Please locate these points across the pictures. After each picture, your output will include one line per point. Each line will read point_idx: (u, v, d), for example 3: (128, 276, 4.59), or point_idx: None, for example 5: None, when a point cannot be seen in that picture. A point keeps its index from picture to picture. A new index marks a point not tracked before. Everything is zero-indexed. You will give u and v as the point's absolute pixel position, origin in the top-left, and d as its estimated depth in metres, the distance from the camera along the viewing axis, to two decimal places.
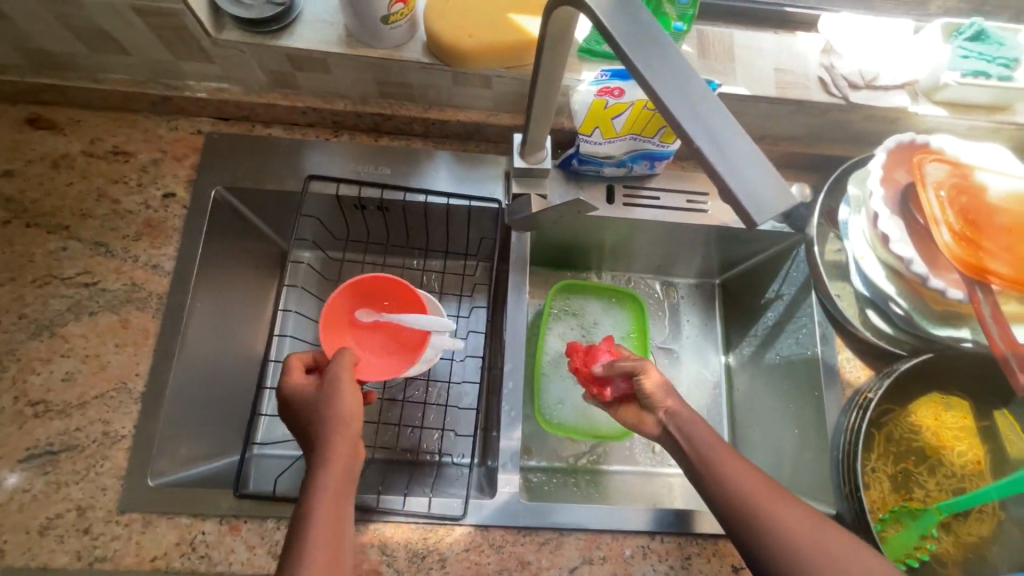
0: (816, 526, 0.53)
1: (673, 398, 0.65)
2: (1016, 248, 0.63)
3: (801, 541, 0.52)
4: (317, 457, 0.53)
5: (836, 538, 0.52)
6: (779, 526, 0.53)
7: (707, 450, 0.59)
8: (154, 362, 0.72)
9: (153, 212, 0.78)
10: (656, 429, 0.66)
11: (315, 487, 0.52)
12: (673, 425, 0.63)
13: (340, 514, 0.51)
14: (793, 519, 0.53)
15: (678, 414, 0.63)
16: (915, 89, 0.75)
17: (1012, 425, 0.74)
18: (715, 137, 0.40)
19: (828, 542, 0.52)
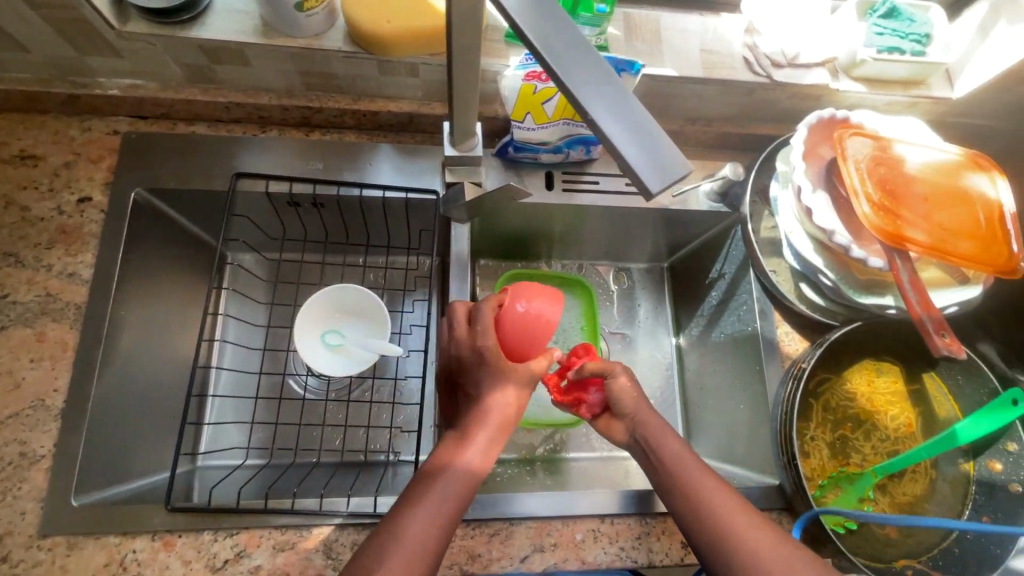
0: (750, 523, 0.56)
1: (640, 405, 0.67)
2: (931, 216, 0.66)
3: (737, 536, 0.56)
4: (436, 472, 0.57)
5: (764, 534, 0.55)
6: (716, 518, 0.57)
7: (669, 456, 0.62)
8: (74, 377, 0.68)
9: (67, 218, 0.73)
10: (623, 437, 0.67)
11: (424, 501, 0.55)
12: (641, 436, 0.65)
13: (438, 536, 0.54)
14: (727, 510, 0.57)
15: (645, 415, 0.66)
16: (835, 66, 0.77)
17: (940, 387, 0.77)
18: (615, 109, 0.39)
19: (759, 539, 0.55)
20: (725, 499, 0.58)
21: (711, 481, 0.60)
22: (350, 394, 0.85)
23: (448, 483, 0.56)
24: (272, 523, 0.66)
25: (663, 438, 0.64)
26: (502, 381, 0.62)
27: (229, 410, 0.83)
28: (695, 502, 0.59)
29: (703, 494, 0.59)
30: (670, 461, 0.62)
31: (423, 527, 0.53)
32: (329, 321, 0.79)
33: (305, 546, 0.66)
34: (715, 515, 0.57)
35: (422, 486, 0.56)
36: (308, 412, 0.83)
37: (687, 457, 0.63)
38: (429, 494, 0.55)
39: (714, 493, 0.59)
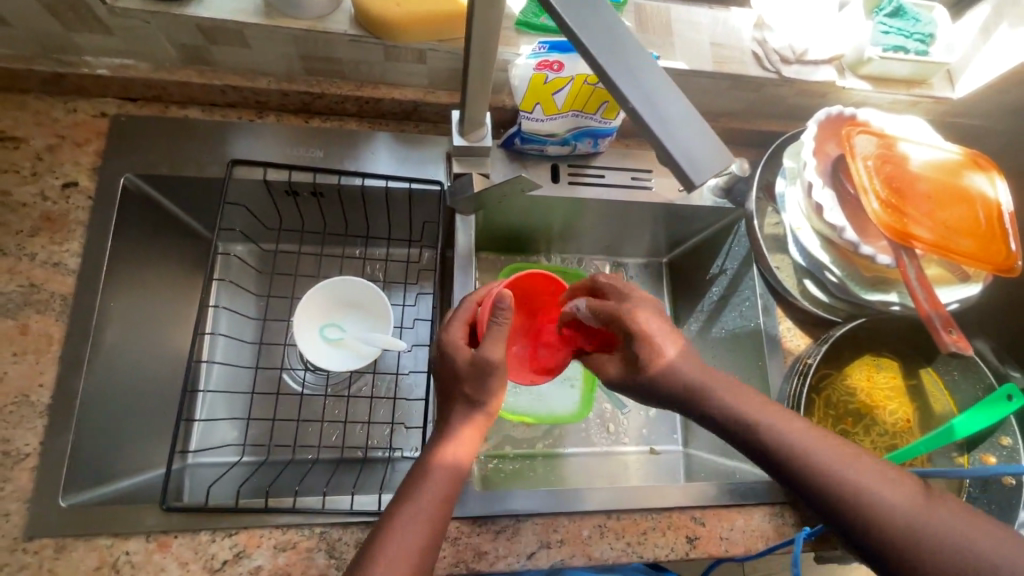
0: (894, 495, 0.50)
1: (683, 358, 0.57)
2: (936, 214, 0.67)
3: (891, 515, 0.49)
4: (424, 470, 0.56)
5: (911, 499, 0.50)
6: (860, 499, 0.50)
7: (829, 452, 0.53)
8: (60, 372, 0.65)
9: (52, 205, 0.69)
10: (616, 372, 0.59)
11: (404, 505, 0.53)
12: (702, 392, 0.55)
13: (426, 542, 0.52)
14: (863, 479, 0.51)
15: (742, 407, 0.55)
16: (842, 64, 0.78)
17: (936, 382, 0.79)
18: (653, 98, 0.38)
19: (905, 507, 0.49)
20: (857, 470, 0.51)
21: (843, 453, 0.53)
22: (349, 389, 0.83)
23: (430, 485, 0.54)
24: (273, 523, 0.64)
25: (785, 428, 0.54)
26: (489, 372, 0.56)
27: (222, 406, 0.80)
28: (836, 487, 0.51)
29: (840, 471, 0.51)
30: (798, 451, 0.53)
31: (407, 533, 0.52)
32: (328, 315, 0.77)
33: (308, 546, 0.64)
34: (858, 493, 0.50)
35: (407, 489, 0.55)
36: (305, 408, 0.81)
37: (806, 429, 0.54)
38: (410, 498, 0.54)
39: (840, 460, 0.52)
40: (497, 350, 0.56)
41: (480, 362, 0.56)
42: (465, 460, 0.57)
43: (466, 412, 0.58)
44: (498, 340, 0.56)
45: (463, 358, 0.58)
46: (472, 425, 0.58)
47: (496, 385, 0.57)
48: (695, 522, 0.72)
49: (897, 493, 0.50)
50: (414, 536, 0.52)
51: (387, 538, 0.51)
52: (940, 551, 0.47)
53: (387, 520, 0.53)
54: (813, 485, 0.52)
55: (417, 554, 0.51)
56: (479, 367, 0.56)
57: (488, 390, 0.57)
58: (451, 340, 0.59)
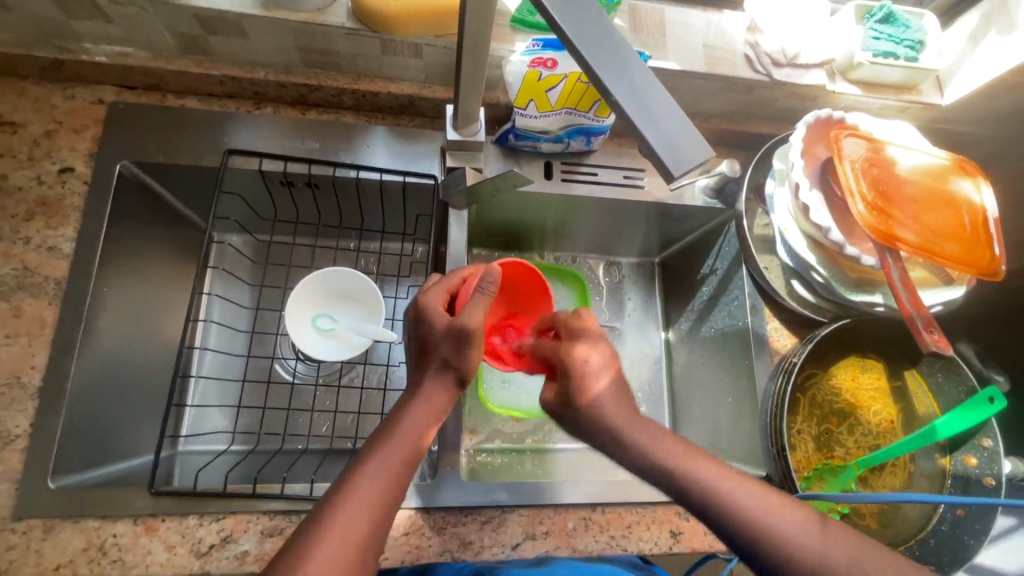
0: (811, 530, 0.49)
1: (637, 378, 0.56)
2: (921, 217, 0.68)
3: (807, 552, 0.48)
4: (388, 432, 0.54)
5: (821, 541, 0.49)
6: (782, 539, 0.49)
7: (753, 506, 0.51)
8: (52, 355, 0.65)
9: (48, 189, 0.70)
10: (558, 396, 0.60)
11: (366, 463, 0.52)
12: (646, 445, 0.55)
13: (382, 502, 0.50)
14: (786, 517, 0.50)
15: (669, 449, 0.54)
16: (832, 68, 0.79)
17: (921, 384, 0.79)
18: (636, 91, 0.39)
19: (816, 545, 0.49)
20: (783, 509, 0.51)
21: (767, 496, 0.52)
22: (340, 380, 0.84)
23: (393, 446, 0.53)
24: (261, 508, 0.65)
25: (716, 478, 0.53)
26: (470, 340, 0.57)
27: (213, 393, 0.81)
28: (760, 530, 0.50)
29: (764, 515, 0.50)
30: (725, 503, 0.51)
31: (367, 488, 0.50)
32: (320, 306, 0.78)
33: (294, 531, 0.65)
34: (776, 534, 0.49)
35: (372, 448, 0.53)
36: (296, 398, 0.81)
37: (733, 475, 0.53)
38: (375, 455, 0.52)
39: (760, 497, 0.51)
40: (477, 318, 0.57)
41: (459, 325, 0.57)
42: (432, 426, 0.56)
43: (441, 377, 0.57)
44: (477, 310, 0.57)
45: (442, 324, 0.58)
46: (446, 392, 0.57)
47: (473, 355, 0.57)
48: (680, 517, 0.73)
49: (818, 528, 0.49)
50: (376, 489, 0.50)
51: (347, 493, 0.50)
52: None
53: (350, 473, 0.51)
54: (737, 535, 0.51)
55: (375, 509, 0.50)
56: (455, 333, 0.57)
57: (467, 360, 0.58)
58: (430, 306, 0.60)
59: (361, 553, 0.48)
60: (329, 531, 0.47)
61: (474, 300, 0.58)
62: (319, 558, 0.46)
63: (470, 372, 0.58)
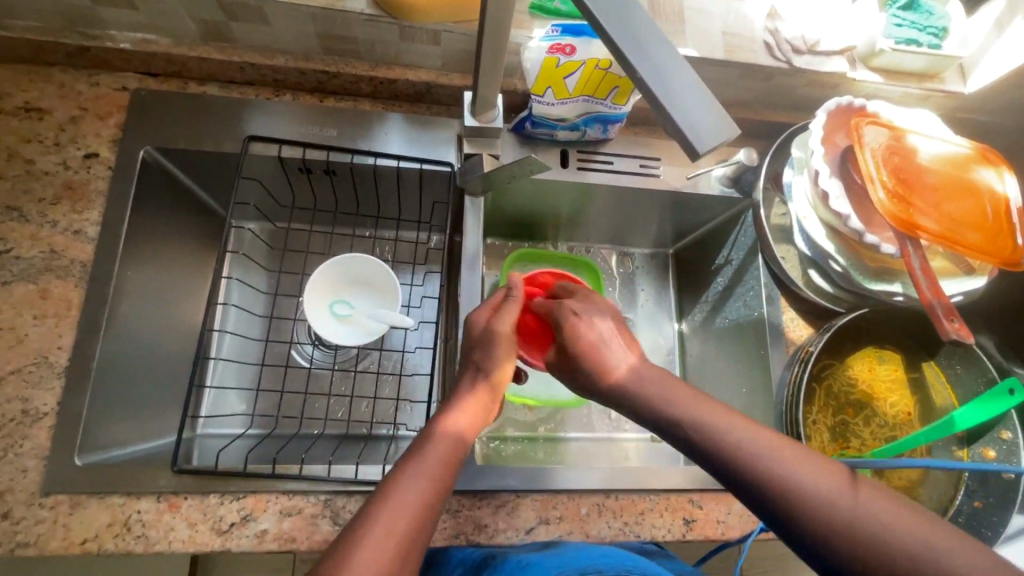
0: (840, 486, 0.47)
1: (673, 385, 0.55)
2: (942, 205, 0.67)
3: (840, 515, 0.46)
4: (429, 433, 0.55)
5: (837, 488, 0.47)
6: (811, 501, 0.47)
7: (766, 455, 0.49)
8: (78, 336, 0.67)
9: (74, 174, 0.71)
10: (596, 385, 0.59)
11: (409, 464, 0.52)
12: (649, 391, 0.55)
13: (428, 502, 0.51)
14: (819, 479, 0.48)
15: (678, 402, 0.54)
16: (853, 56, 0.78)
17: (939, 376, 0.79)
18: (660, 68, 0.39)
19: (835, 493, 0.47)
20: (817, 471, 0.48)
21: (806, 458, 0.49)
22: (356, 365, 0.85)
23: (432, 449, 0.54)
24: (280, 488, 0.66)
25: (748, 439, 0.50)
26: (496, 340, 0.61)
27: (232, 377, 0.82)
28: (773, 475, 0.48)
29: (798, 479, 0.48)
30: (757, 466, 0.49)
31: (410, 489, 0.50)
32: (338, 291, 0.79)
33: (312, 512, 0.66)
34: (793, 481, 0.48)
35: (413, 450, 0.54)
36: (313, 382, 0.83)
37: (768, 438, 0.50)
38: (417, 455, 0.53)
39: (770, 445, 0.50)
40: (506, 321, 0.63)
41: (493, 331, 0.62)
42: (469, 428, 0.57)
43: (476, 383, 0.60)
44: (509, 312, 0.63)
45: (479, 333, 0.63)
46: (481, 397, 0.59)
47: (506, 359, 0.61)
48: (693, 505, 0.73)
49: (852, 490, 0.47)
50: (419, 489, 0.51)
51: (392, 494, 0.50)
52: (875, 548, 0.44)
53: (395, 473, 0.52)
54: (752, 485, 0.49)
55: (420, 509, 0.50)
56: (488, 334, 0.62)
57: (499, 367, 0.61)
58: (472, 317, 0.64)
59: (405, 553, 0.47)
60: (375, 530, 0.47)
61: (508, 305, 0.64)
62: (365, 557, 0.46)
63: (499, 375, 0.61)
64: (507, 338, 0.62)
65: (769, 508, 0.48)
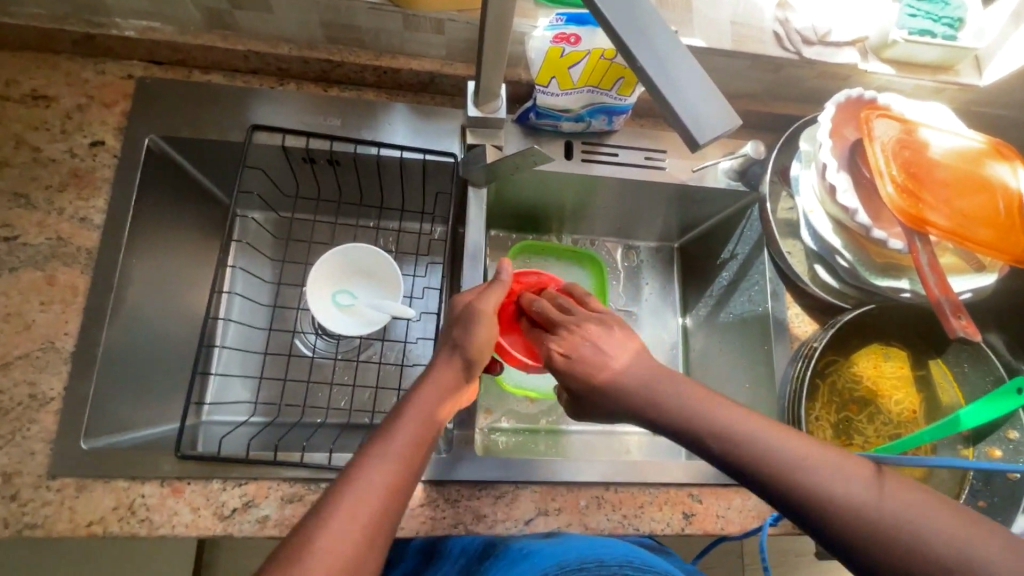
0: (869, 486, 0.48)
1: (670, 380, 0.56)
2: (953, 201, 0.66)
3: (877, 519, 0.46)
4: (396, 415, 0.55)
5: (865, 489, 0.48)
6: (845, 507, 0.47)
7: (787, 454, 0.50)
8: (84, 322, 0.68)
9: (80, 161, 0.72)
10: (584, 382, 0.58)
11: (372, 450, 0.52)
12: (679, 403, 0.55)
13: (392, 488, 0.51)
14: (844, 480, 0.48)
15: (699, 403, 0.54)
16: (865, 47, 0.77)
17: (946, 374, 0.78)
18: (661, 58, 0.39)
19: (860, 495, 0.47)
20: (851, 476, 0.49)
21: (838, 463, 0.50)
22: (358, 355, 0.85)
23: (400, 431, 0.54)
24: (281, 475, 0.66)
25: (780, 446, 0.51)
26: (477, 317, 0.60)
27: (236, 366, 0.83)
28: (797, 473, 0.49)
29: (832, 485, 0.48)
30: (792, 473, 0.49)
31: (375, 471, 0.50)
32: (339, 281, 0.79)
33: (312, 499, 0.66)
34: (814, 479, 0.49)
35: (381, 433, 0.54)
36: (316, 371, 0.83)
37: (800, 445, 0.51)
38: (381, 440, 0.53)
39: (792, 445, 0.51)
40: (490, 300, 0.62)
41: (473, 309, 0.61)
42: (442, 410, 0.57)
43: (449, 363, 0.59)
44: (494, 293, 0.63)
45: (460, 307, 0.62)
46: (452, 376, 0.59)
47: (485, 333, 0.60)
48: (693, 499, 0.73)
49: (879, 491, 0.47)
50: (382, 477, 0.50)
51: (356, 478, 0.50)
52: (918, 554, 0.45)
53: (360, 458, 0.52)
54: (775, 488, 0.50)
55: (382, 496, 0.50)
56: (470, 313, 0.61)
57: (474, 339, 0.59)
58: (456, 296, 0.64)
59: (367, 535, 0.48)
60: (334, 517, 0.47)
61: (493, 288, 0.63)
62: (327, 539, 0.46)
63: (476, 355, 0.59)
64: (489, 318, 0.61)
65: (792, 509, 0.49)
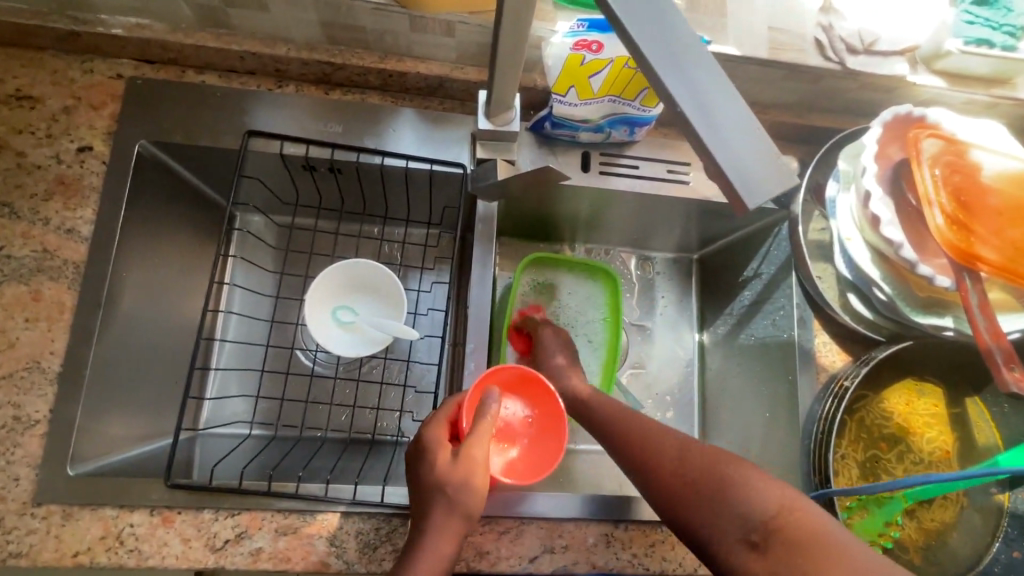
0: (678, 455, 0.56)
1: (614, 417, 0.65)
2: (1008, 232, 0.60)
3: (704, 484, 0.53)
4: (422, 532, 0.52)
5: (675, 453, 0.56)
6: (671, 475, 0.55)
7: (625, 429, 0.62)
8: (71, 341, 0.64)
9: (66, 168, 0.68)
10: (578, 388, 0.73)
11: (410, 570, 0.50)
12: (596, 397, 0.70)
13: None
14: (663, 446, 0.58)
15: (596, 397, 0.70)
16: (914, 57, 0.70)
17: (982, 412, 0.73)
18: (705, 101, 0.35)
19: (672, 456, 0.56)
20: (682, 450, 0.56)
21: (683, 445, 0.57)
22: (359, 372, 0.81)
23: (438, 528, 0.52)
24: (275, 506, 0.63)
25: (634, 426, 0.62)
26: (473, 467, 0.52)
27: (234, 382, 0.80)
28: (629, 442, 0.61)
29: (668, 458, 0.56)
30: (637, 443, 0.60)
31: None
32: (338, 298, 0.74)
33: (307, 532, 0.63)
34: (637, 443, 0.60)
35: (412, 545, 0.52)
36: (315, 388, 0.80)
37: (658, 432, 0.60)
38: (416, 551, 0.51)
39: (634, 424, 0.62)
40: (481, 450, 0.53)
41: (466, 456, 0.52)
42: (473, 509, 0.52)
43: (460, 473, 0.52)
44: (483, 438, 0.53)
45: (446, 458, 0.53)
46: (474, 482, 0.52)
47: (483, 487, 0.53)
48: None
49: (682, 455, 0.56)
50: None
51: (405, 572, 0.50)
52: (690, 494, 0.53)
53: None
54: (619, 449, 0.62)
55: None
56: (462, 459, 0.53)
57: (472, 494, 0.52)
58: (434, 438, 0.55)
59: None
60: None
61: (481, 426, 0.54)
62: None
63: (478, 508, 0.52)
64: (482, 467, 0.52)
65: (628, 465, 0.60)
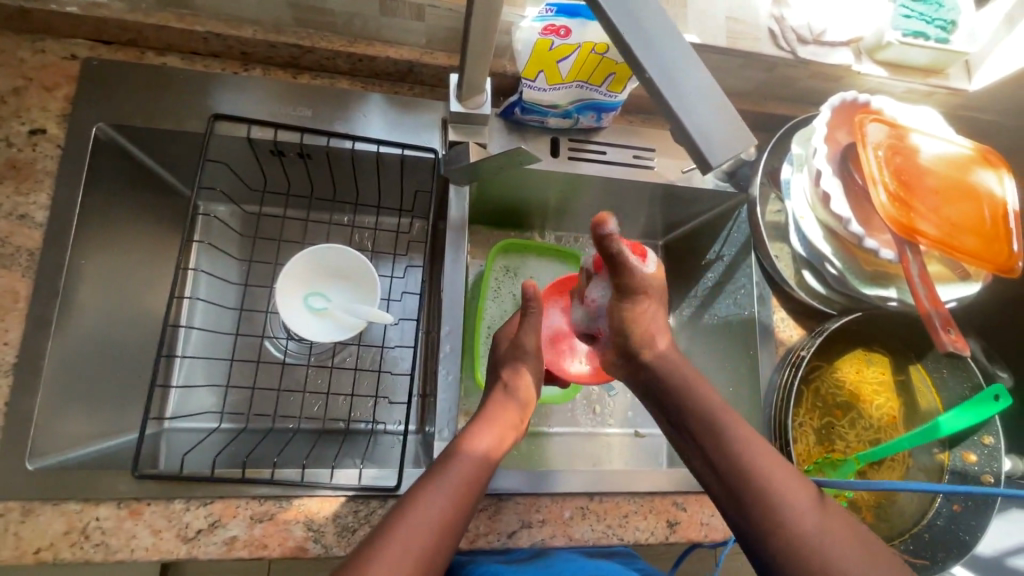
0: (808, 507, 0.54)
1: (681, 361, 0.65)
2: (943, 209, 0.65)
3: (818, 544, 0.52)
4: (453, 451, 0.59)
5: (802, 500, 0.54)
6: (791, 523, 0.53)
7: (740, 452, 0.57)
8: (27, 331, 0.62)
9: (18, 152, 0.65)
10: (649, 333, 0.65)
11: (437, 477, 0.56)
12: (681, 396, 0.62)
13: (442, 521, 0.53)
14: (791, 489, 0.55)
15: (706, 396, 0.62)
16: (859, 48, 0.75)
17: (925, 379, 0.78)
18: (670, 66, 0.38)
19: (804, 504, 0.54)
20: (809, 499, 0.54)
21: (810, 493, 0.55)
22: (332, 359, 0.81)
23: (454, 470, 0.56)
24: (250, 493, 0.62)
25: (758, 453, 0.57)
26: (523, 357, 0.69)
27: (200, 372, 0.78)
28: (746, 470, 0.56)
29: (792, 506, 0.53)
30: (761, 474, 0.56)
31: (434, 502, 0.54)
32: (311, 283, 0.73)
33: (284, 518, 0.62)
34: (755, 470, 0.56)
35: (433, 470, 0.57)
36: (287, 377, 0.79)
37: (786, 471, 0.56)
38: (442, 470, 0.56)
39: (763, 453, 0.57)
40: (530, 339, 0.70)
41: (518, 347, 0.70)
42: (529, 390, 0.69)
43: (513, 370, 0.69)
44: (532, 329, 0.70)
45: (504, 347, 0.73)
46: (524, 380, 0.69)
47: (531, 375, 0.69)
48: (677, 507, 0.72)
49: (818, 508, 0.54)
50: (437, 506, 0.53)
51: (426, 484, 0.55)
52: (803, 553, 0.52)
53: (416, 488, 0.55)
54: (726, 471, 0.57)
55: (434, 528, 0.52)
56: (517, 354, 0.70)
57: (523, 380, 0.69)
58: (504, 334, 0.75)
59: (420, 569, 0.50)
60: (387, 546, 0.50)
61: (529, 325, 0.71)
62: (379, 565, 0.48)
63: (525, 393, 0.68)
64: (529, 363, 0.69)
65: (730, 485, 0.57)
